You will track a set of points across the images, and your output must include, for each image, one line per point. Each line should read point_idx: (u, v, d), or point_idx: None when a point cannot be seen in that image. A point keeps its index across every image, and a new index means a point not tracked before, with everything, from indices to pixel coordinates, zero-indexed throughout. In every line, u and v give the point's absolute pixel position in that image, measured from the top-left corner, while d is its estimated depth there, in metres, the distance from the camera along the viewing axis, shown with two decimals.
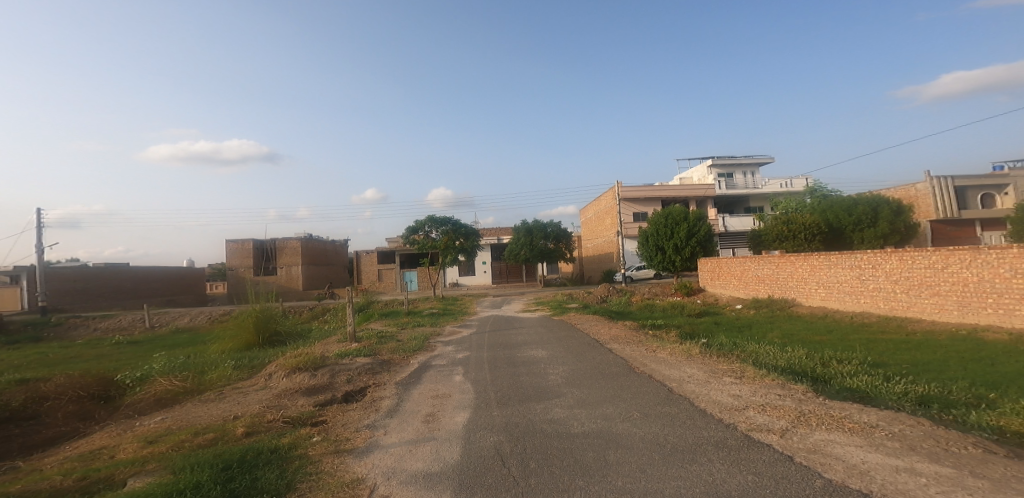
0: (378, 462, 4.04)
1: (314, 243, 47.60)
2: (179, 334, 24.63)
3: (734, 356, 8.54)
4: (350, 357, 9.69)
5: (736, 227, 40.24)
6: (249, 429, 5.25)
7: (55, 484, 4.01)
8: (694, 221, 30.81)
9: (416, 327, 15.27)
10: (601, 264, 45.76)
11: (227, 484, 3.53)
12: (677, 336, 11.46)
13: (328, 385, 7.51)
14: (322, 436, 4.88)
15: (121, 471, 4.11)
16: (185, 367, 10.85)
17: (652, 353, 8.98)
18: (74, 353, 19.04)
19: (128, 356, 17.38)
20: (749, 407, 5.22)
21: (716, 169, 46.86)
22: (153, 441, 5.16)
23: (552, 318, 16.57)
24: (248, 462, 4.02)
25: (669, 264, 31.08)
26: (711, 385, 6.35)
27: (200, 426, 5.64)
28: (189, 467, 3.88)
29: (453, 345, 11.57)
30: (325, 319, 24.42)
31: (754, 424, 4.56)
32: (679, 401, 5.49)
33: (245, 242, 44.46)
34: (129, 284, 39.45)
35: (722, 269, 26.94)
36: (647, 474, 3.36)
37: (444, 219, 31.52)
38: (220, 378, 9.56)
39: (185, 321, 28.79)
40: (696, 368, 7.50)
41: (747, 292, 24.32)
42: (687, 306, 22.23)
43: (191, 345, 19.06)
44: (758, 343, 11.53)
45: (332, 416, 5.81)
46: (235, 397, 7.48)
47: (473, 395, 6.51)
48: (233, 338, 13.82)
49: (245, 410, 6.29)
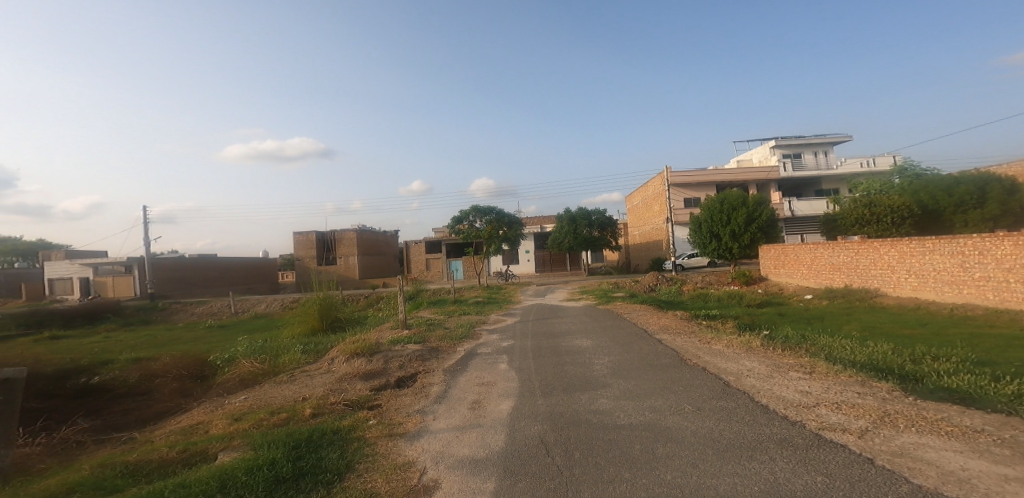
0: (431, 446, 4.19)
1: (368, 233, 49.54)
2: (259, 320, 26.93)
3: (804, 350, 7.94)
4: (401, 343, 10.11)
5: (804, 212, 37.26)
6: (315, 410, 5.64)
7: (161, 455, 4.51)
8: (754, 205, 28.89)
9: (462, 316, 15.53)
10: (649, 253, 44.14)
11: (297, 461, 3.82)
12: (733, 327, 10.91)
13: (382, 371, 7.85)
14: (378, 420, 5.14)
15: (213, 446, 4.57)
16: (263, 350, 11.83)
17: (705, 345, 8.62)
18: (172, 336, 21.34)
19: (217, 338, 19.32)
20: (822, 405, 4.86)
21: (780, 151, 43.16)
22: (236, 420, 5.66)
23: (598, 308, 16.24)
24: (314, 443, 4.28)
25: (726, 251, 29.32)
26: (775, 380, 5.97)
27: (275, 406, 6.12)
28: (266, 444, 4.24)
29: (498, 333, 11.73)
30: (379, 308, 25.39)
31: (827, 424, 4.25)
32: (737, 396, 5.23)
33: (309, 234, 47.39)
34: (215, 273, 43.40)
35: (789, 257, 25.11)
36: (699, 469, 3.24)
37: (489, 209, 31.75)
38: (291, 362, 10.27)
39: (263, 307, 31.32)
40: (756, 361, 7.09)
41: (818, 282, 22.59)
42: (746, 295, 20.98)
43: (267, 330, 20.69)
44: (831, 336, 10.67)
45: (386, 400, 6.11)
46: (303, 379, 8.04)
47: (518, 384, 6.54)
48: (301, 324, 14.85)
49: (312, 393, 6.75)
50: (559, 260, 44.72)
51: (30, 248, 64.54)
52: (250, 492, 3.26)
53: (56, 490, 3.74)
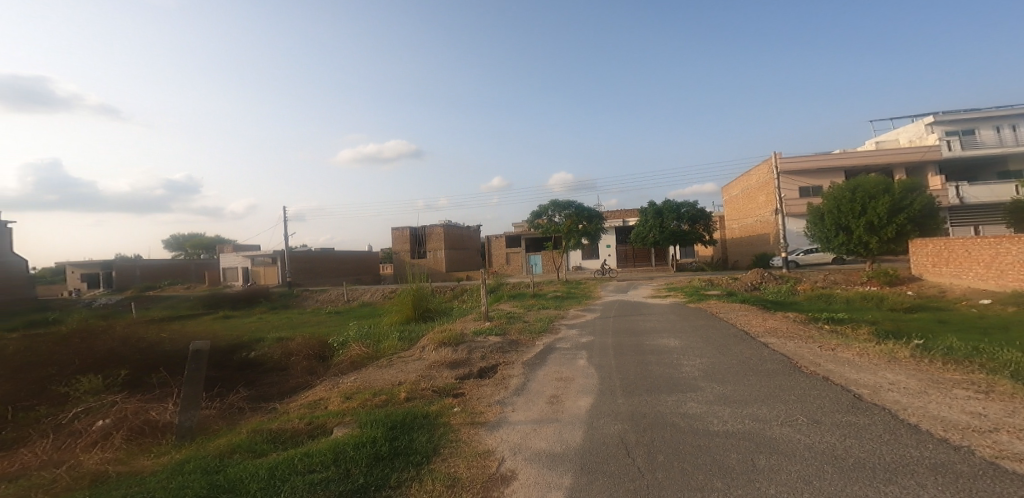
0: (513, 436, 4.31)
1: (454, 228, 51.44)
2: (363, 308, 29.35)
3: (977, 365, 6.67)
4: (483, 335, 10.40)
5: (978, 198, 31.35)
6: (409, 394, 6.02)
7: (289, 426, 5.14)
8: (901, 194, 24.82)
9: (542, 310, 15.47)
10: (751, 248, 40.19)
11: (393, 441, 4.13)
12: (869, 334, 9.43)
13: (466, 361, 8.13)
14: (461, 408, 5.35)
15: (330, 421, 5.10)
16: (368, 336, 12.91)
17: (826, 352, 7.61)
18: (294, 320, 24.10)
19: (332, 323, 21.52)
20: (1000, 430, 4.06)
21: (943, 127, 36.71)
22: (347, 398, 6.24)
23: (684, 306, 15.07)
24: (406, 425, 4.60)
25: (861, 246, 25.38)
26: (929, 398, 5.10)
27: (377, 388, 6.64)
28: (369, 423, 4.64)
29: (577, 328, 11.55)
30: (463, 300, 26.19)
31: (1006, 452, 3.54)
32: (876, 412, 4.57)
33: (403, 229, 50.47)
34: (332, 264, 48.18)
35: (957, 254, 21.22)
36: (813, 486, 2.92)
37: (567, 203, 30.89)
38: (391, 348, 11.08)
39: (368, 296, 34.02)
40: (903, 375, 6.12)
41: (998, 283, 18.73)
42: (887, 297, 18.26)
43: (372, 317, 22.51)
44: (1007, 349, 8.82)
45: (469, 389, 6.32)
46: (399, 365, 8.60)
47: (597, 381, 6.39)
48: (396, 313, 15.86)
49: (406, 378, 7.20)
50: (644, 255, 42.75)
51: (210, 243, 77.68)
52: (356, 467, 3.60)
53: (220, 449, 4.43)
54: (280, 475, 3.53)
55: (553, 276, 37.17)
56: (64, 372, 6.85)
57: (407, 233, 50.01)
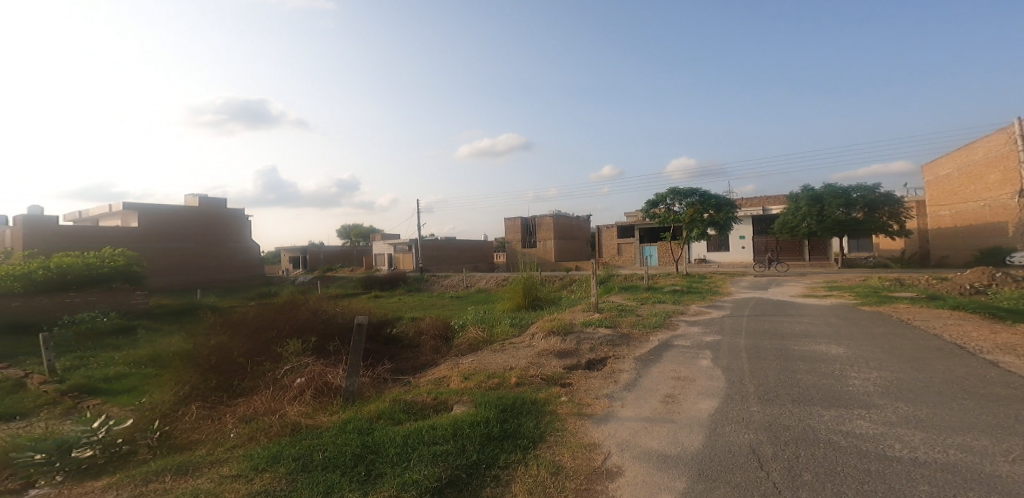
0: (626, 432, 4.21)
1: (564, 217, 51.41)
2: (478, 294, 30.80)
3: None
4: (592, 326, 10.29)
5: None
6: (518, 380, 6.19)
7: (417, 399, 5.60)
8: None
9: (657, 304, 14.69)
10: (974, 241, 33.07)
11: (502, 423, 4.30)
12: None
13: (575, 351, 8.10)
14: (568, 398, 5.36)
15: (449, 399, 5.46)
16: (483, 321, 13.55)
17: None
18: (419, 302, 26.18)
19: (449, 307, 22.97)
20: None
21: None
22: (465, 378, 6.62)
23: (853, 309, 13.01)
24: (516, 409, 4.76)
25: None
26: None
27: (494, 371, 6.94)
28: (483, 404, 4.88)
29: (700, 326, 10.83)
30: (573, 290, 25.88)
31: None
32: None
33: (515, 219, 51.96)
34: (453, 252, 51.33)
35: None
36: None
37: (689, 190, 28.68)
38: (503, 333, 11.50)
39: (482, 283, 35.49)
40: None
41: None
42: None
43: (485, 303, 23.55)
44: None
45: (576, 380, 6.30)
46: (511, 350, 8.88)
47: (724, 385, 5.91)
48: (508, 300, 16.34)
49: (516, 363, 7.40)
50: (794, 248, 37.80)
51: (367, 232, 88.59)
52: (470, 444, 3.83)
53: (367, 414, 5.02)
54: (412, 443, 3.88)
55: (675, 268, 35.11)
56: (280, 335, 7.89)
57: (518, 223, 51.41)
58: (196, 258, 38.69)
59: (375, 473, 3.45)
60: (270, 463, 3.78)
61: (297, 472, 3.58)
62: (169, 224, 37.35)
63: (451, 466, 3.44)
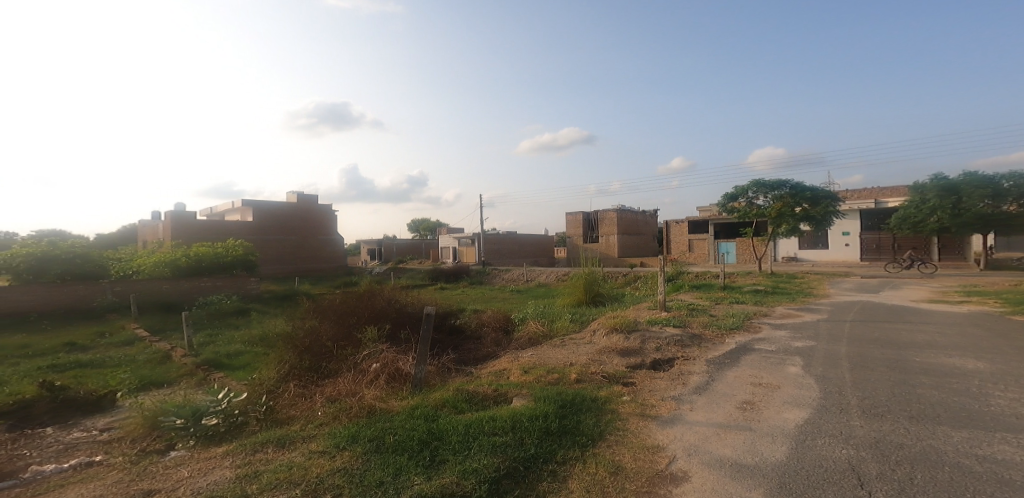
0: (698, 436, 4.07)
1: (628, 212, 50.13)
2: (539, 288, 30.85)
3: None
4: (659, 325, 9.98)
5: None
6: (578, 376, 6.14)
7: (479, 389, 5.71)
8: None
9: (735, 304, 13.90)
10: None
11: (561, 419, 4.29)
12: None
13: (640, 349, 7.90)
14: (630, 397, 5.25)
15: (508, 392, 5.52)
16: (544, 315, 13.56)
17: None
18: (484, 295, 26.63)
19: (510, 301, 23.22)
20: None
21: None
22: (525, 372, 6.66)
23: (992, 320, 11.34)
24: (576, 405, 4.73)
25: None
26: None
27: (554, 366, 6.94)
28: (542, 398, 4.89)
29: (786, 329, 10.12)
30: (637, 287, 25.17)
31: None
32: None
33: (577, 214, 51.57)
34: (514, 246, 51.76)
35: None
36: None
37: (777, 182, 26.70)
38: (564, 328, 11.45)
39: (542, 278, 35.47)
40: None
41: None
42: None
43: (546, 298, 23.59)
44: None
45: (640, 380, 6.15)
46: (572, 346, 8.81)
47: (817, 394, 5.50)
48: (569, 295, 16.23)
49: (577, 359, 7.35)
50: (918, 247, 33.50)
51: (436, 226, 91.82)
52: (529, 437, 3.85)
53: (432, 402, 5.19)
54: (473, 432, 3.98)
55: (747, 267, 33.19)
56: (361, 320, 8.32)
57: (580, 218, 51.00)
58: (295, 248, 41.96)
59: (438, 460, 3.58)
60: (350, 442, 4.01)
61: (371, 452, 3.78)
62: (281, 216, 41.27)
63: (510, 458, 3.48)
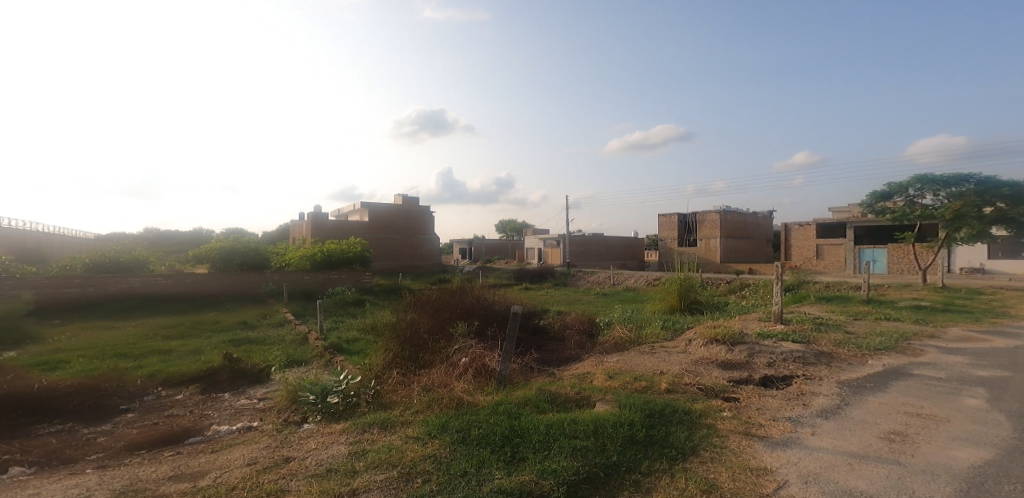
0: (815, 463, 3.70)
1: (733, 214, 46.70)
2: (627, 291, 29.88)
3: None
4: (772, 339, 9.15)
5: None
6: (670, 386, 5.86)
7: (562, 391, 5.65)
8: None
9: (885, 323, 12.24)
10: None
11: (649, 429, 4.12)
12: None
13: (746, 363, 7.34)
14: (731, 413, 4.92)
15: (591, 396, 5.43)
16: (631, 320, 13.13)
17: None
18: (573, 297, 26.31)
19: (598, 303, 22.82)
20: None
21: None
22: (610, 377, 6.51)
23: None
24: (665, 416, 4.52)
25: None
26: None
27: (640, 373, 6.72)
28: (627, 406, 4.73)
29: (958, 356, 8.65)
30: (744, 296, 23.27)
31: None
32: None
33: (671, 216, 49.43)
34: (602, 248, 50.82)
35: None
36: None
37: (954, 178, 21.50)
38: (652, 335, 11.00)
39: (632, 281, 34.21)
40: None
41: None
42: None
43: (636, 302, 22.88)
44: None
45: (745, 396, 5.70)
46: (663, 354, 8.43)
47: (1002, 433, 4.65)
48: (661, 301, 15.55)
49: (668, 369, 7.02)
50: None
51: (520, 226, 93.35)
52: (612, 444, 3.76)
53: (515, 399, 5.28)
54: (554, 433, 3.97)
55: (879, 278, 29.23)
56: (450, 316, 8.69)
57: (676, 220, 48.78)
58: (400, 246, 45.01)
59: (518, 457, 3.63)
60: (440, 431, 4.21)
61: (458, 443, 3.93)
62: (394, 216, 44.73)
63: (590, 463, 3.43)
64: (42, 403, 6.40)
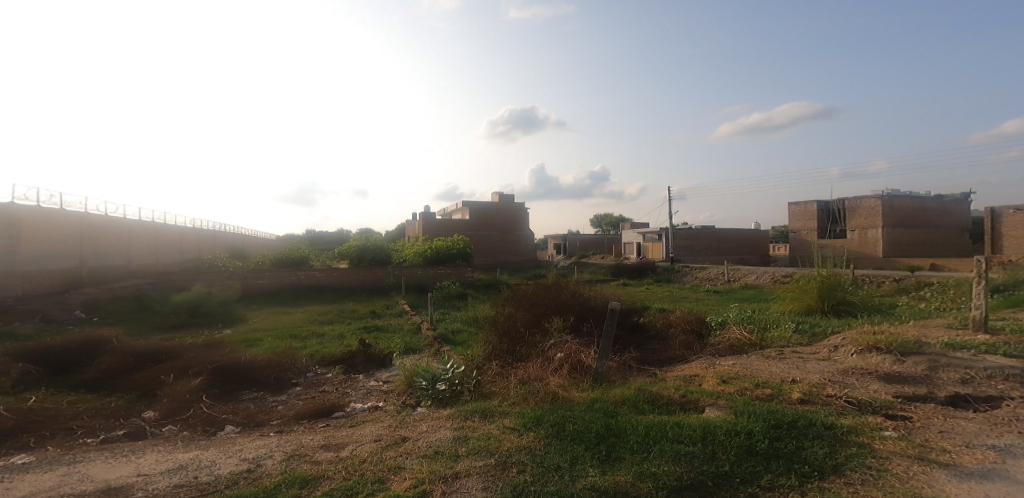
0: (1019, 495, 3.02)
1: (903, 199, 39.48)
2: (749, 289, 26.77)
3: None
4: (967, 351, 7.48)
5: None
6: (805, 397, 5.21)
7: (666, 393, 5.30)
8: None
9: None
10: None
11: (774, 441, 3.71)
12: None
13: (925, 379, 6.11)
14: (896, 433, 4.21)
15: (702, 399, 5.04)
16: (751, 320, 11.83)
17: None
18: (682, 294, 24.58)
19: (713, 301, 21.10)
20: None
21: None
22: (723, 382, 5.99)
23: None
24: (794, 428, 4.03)
25: None
26: None
27: (760, 379, 6.09)
28: (746, 414, 4.31)
29: None
30: (926, 297, 19.63)
31: None
32: None
33: (810, 204, 43.87)
34: (713, 243, 46.70)
35: None
36: None
37: None
38: (779, 338, 9.90)
39: (753, 279, 30.15)
40: None
41: None
42: None
43: (760, 300, 20.74)
44: None
45: (917, 415, 4.83)
46: (797, 360, 7.50)
47: None
48: (795, 301, 13.85)
49: (802, 377, 6.21)
50: None
51: (616, 220, 89.78)
52: (724, 453, 3.49)
53: (613, 398, 5.12)
54: (654, 436, 3.78)
55: None
56: (546, 311, 8.67)
57: (816, 209, 43.20)
58: (498, 244, 46.35)
59: (615, 456, 3.53)
60: (535, 424, 4.26)
61: (552, 437, 3.94)
62: (493, 214, 46.16)
63: (697, 470, 3.21)
64: (245, 372, 7.82)
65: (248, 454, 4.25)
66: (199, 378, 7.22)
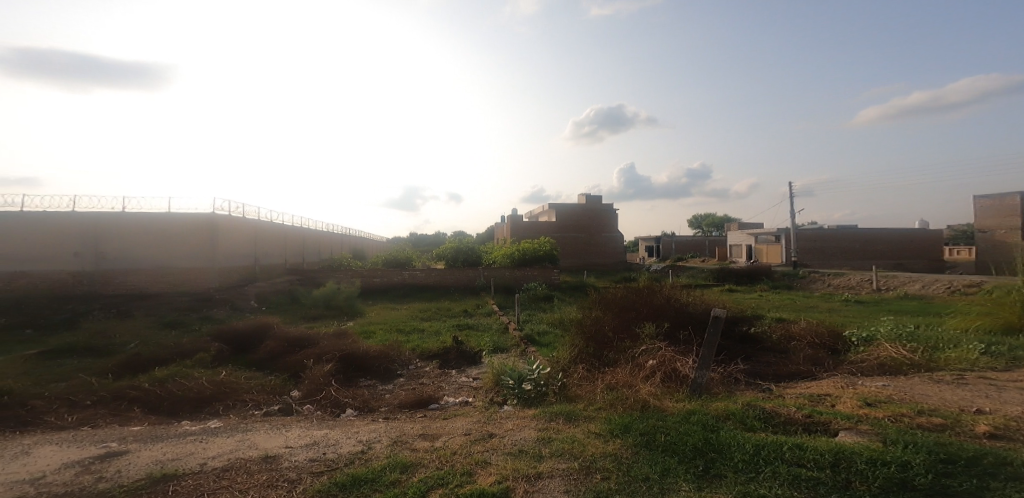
0: None
1: None
2: (908, 300, 22.30)
3: None
4: None
5: None
6: (995, 431, 4.24)
7: (786, 411, 4.69)
8: None
9: None
10: None
11: (941, 476, 3.09)
12: None
13: None
14: None
15: (836, 422, 4.38)
16: (913, 338, 9.77)
17: None
18: (813, 303, 21.58)
19: (858, 313, 18.15)
20: None
21: None
22: (867, 405, 5.15)
23: None
24: (969, 464, 3.31)
25: None
26: None
27: (925, 406, 5.14)
28: (900, 443, 3.67)
29: None
30: None
31: None
32: None
33: (1008, 197, 35.50)
34: (859, 245, 40.33)
35: None
36: None
37: None
38: (955, 360, 8.20)
39: (918, 287, 25.09)
40: None
41: None
42: None
43: (924, 314, 17.27)
44: None
45: None
46: (989, 388, 6.09)
47: None
48: (984, 316, 11.25)
49: (996, 409, 5.08)
50: None
51: (721, 220, 82.03)
52: (862, 483, 3.02)
53: (715, 410, 4.71)
54: (765, 455, 3.44)
55: None
56: (638, 316, 8.12)
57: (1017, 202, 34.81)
58: (585, 245, 45.08)
59: (715, 473, 3.25)
60: (622, 431, 4.10)
61: (640, 446, 3.76)
62: (583, 215, 45.11)
63: None
64: (361, 361, 8.71)
65: (362, 436, 4.73)
66: (328, 364, 8.18)
